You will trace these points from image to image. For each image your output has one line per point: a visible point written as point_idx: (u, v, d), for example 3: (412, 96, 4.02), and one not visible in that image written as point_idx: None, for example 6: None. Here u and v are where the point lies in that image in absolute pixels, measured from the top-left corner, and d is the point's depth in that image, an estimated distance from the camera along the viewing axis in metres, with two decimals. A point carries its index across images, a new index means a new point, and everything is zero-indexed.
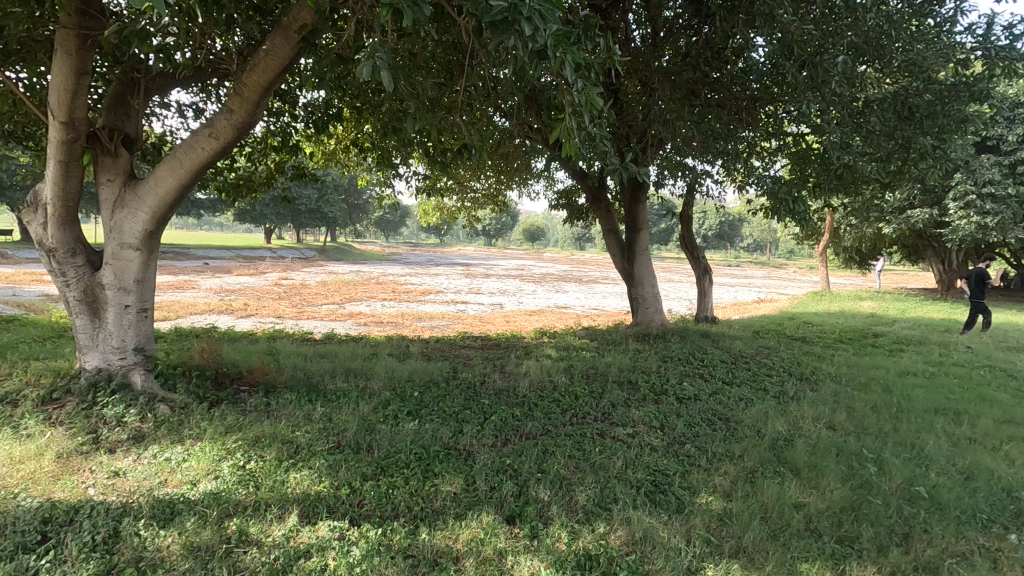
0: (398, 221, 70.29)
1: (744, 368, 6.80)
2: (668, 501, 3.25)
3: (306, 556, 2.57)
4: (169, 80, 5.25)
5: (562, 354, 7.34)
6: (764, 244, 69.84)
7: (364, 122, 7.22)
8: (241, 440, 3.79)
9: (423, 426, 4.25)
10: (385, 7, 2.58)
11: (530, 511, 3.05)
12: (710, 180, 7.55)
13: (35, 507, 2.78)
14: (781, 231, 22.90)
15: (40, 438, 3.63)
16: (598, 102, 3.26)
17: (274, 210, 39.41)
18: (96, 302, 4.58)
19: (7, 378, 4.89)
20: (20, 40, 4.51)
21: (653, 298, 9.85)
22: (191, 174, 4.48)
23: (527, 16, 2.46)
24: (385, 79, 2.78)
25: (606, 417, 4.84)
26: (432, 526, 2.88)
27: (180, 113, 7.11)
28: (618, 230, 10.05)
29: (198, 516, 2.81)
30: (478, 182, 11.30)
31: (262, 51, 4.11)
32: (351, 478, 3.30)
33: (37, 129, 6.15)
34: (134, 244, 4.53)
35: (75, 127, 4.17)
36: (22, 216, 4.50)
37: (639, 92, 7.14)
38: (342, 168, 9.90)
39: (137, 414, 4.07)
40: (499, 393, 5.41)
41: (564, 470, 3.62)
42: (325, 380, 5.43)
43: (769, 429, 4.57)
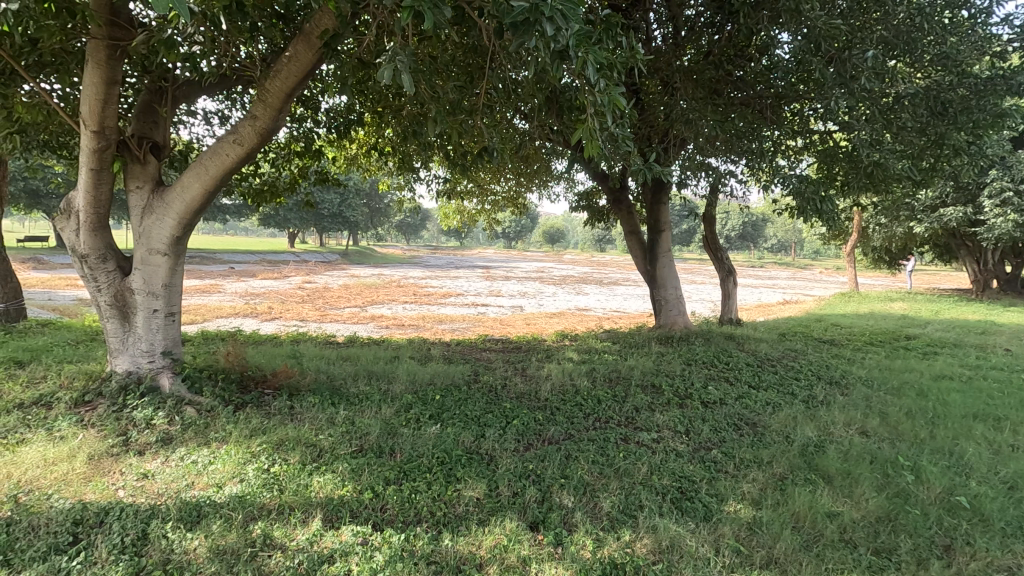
0: (419, 224, 70.83)
1: (771, 372, 6.66)
2: (695, 508, 3.17)
3: (331, 561, 2.57)
4: (196, 87, 5.33)
5: (584, 357, 7.28)
6: (789, 245, 68.56)
7: (384, 127, 7.26)
8: (265, 443, 3.82)
9: (446, 430, 4.24)
10: (406, 10, 2.57)
11: (554, 517, 3.01)
12: (734, 180, 7.41)
13: (68, 509, 2.84)
14: (807, 231, 22.43)
15: (72, 440, 3.72)
16: (621, 102, 3.21)
17: (298, 215, 40.04)
18: (125, 306, 4.68)
19: (42, 381, 5.03)
20: (53, 51, 4.59)
21: (676, 300, 9.71)
22: (217, 179, 4.54)
23: (549, 16, 2.43)
24: (406, 82, 2.77)
25: (630, 422, 4.77)
26: (455, 532, 2.86)
27: (206, 120, 7.25)
28: (640, 232, 9.94)
29: (223, 519, 2.84)
30: (497, 185, 11.30)
31: (286, 58, 4.15)
32: (374, 483, 3.30)
33: (70, 139, 6.33)
34: (162, 249, 4.62)
35: (106, 136, 4.26)
36: (55, 223, 4.62)
37: (661, 93, 7.09)
38: (364, 172, 9.99)
39: (165, 417, 4.15)
40: (521, 396, 5.37)
41: (588, 476, 3.56)
42: (348, 384, 5.46)
43: (798, 434, 4.44)
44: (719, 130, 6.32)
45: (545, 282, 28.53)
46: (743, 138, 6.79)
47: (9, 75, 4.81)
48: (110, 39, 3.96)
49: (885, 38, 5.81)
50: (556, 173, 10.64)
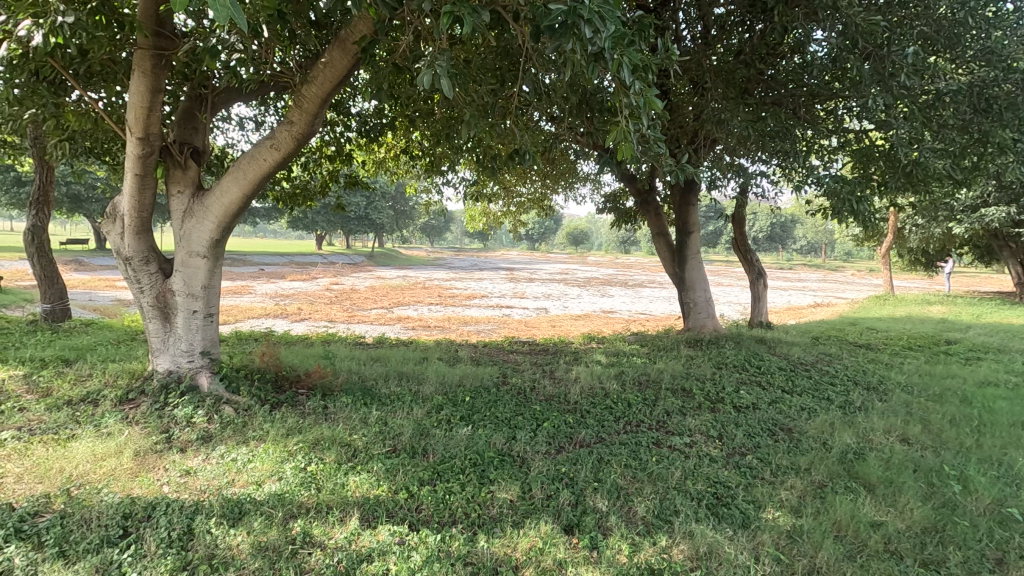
0: (444, 226, 71.32)
1: (806, 377, 6.50)
2: (732, 515, 3.12)
3: (368, 560, 2.60)
4: (235, 94, 5.46)
5: (613, 360, 7.23)
6: (819, 246, 67.03)
7: (414, 130, 7.33)
8: (302, 442, 3.89)
9: (477, 432, 4.26)
10: (445, 15, 2.61)
11: (590, 521, 3.00)
12: (766, 181, 7.27)
13: (117, 503, 2.94)
14: (839, 233, 21.89)
15: (119, 436, 3.84)
16: (657, 104, 3.21)
17: (325, 217, 40.79)
18: (167, 307, 4.83)
19: (87, 379, 5.21)
20: (100, 62, 4.75)
21: (706, 304, 9.57)
22: (255, 183, 4.66)
23: (588, 17, 2.44)
24: (444, 86, 2.81)
25: (661, 426, 4.72)
26: (490, 533, 2.87)
27: (241, 126, 7.42)
28: (669, 234, 9.83)
29: (264, 517, 2.90)
30: (524, 187, 11.31)
31: (321, 64, 4.23)
32: (408, 483, 3.34)
33: (113, 145, 6.54)
34: (202, 252, 4.75)
35: (150, 143, 4.40)
36: (101, 227, 4.78)
37: (690, 93, 7.01)
38: (392, 176, 10.12)
39: (204, 415, 4.26)
40: (551, 399, 5.35)
41: (622, 480, 3.54)
42: (379, 384, 5.52)
43: (837, 441, 4.34)
44: (751, 130, 6.23)
45: (569, 283, 28.50)
46: (776, 138, 6.66)
47: (60, 84, 4.99)
48: (156, 49, 4.08)
49: (925, 34, 5.66)
50: (582, 175, 10.62)
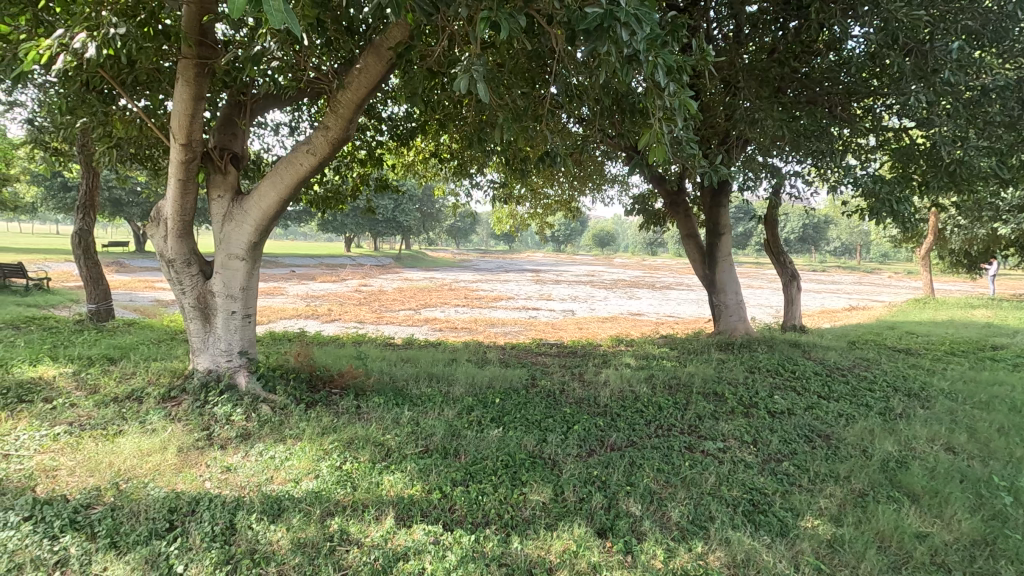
0: (470, 228, 71.68)
1: (843, 382, 6.33)
2: (770, 522, 3.06)
3: (404, 559, 2.63)
4: (272, 101, 5.61)
5: (642, 363, 7.16)
6: (854, 247, 65.17)
7: (443, 133, 7.40)
8: (337, 441, 3.97)
9: (508, 433, 4.28)
10: (483, 21, 2.64)
11: (623, 524, 2.98)
12: (800, 181, 7.13)
13: (163, 497, 3.05)
14: (876, 233, 21.22)
15: (162, 432, 3.97)
16: (693, 105, 3.19)
17: (354, 220, 41.41)
18: (207, 308, 4.97)
19: (132, 377, 5.41)
20: (147, 72, 4.92)
21: (737, 307, 9.39)
22: (292, 187, 4.77)
23: (625, 20, 2.45)
24: (481, 90, 2.84)
25: (693, 430, 4.65)
26: (523, 535, 2.88)
27: (275, 131, 7.59)
28: (699, 236, 9.69)
29: (302, 513, 2.97)
30: (551, 189, 11.31)
31: (356, 70, 4.33)
32: (442, 483, 3.38)
33: (155, 152, 6.77)
34: (241, 254, 4.89)
35: (193, 149, 4.54)
36: (146, 230, 4.95)
37: (721, 92, 6.91)
38: (420, 179, 10.22)
39: (243, 414, 4.38)
40: (581, 402, 5.35)
41: (654, 484, 3.51)
42: (409, 385, 5.59)
43: (878, 449, 4.22)
44: (785, 130, 6.10)
45: (597, 285, 28.30)
46: (811, 137, 6.50)
47: (108, 93, 5.21)
48: (198, 58, 4.22)
49: (970, 28, 5.48)
50: (611, 176, 10.56)
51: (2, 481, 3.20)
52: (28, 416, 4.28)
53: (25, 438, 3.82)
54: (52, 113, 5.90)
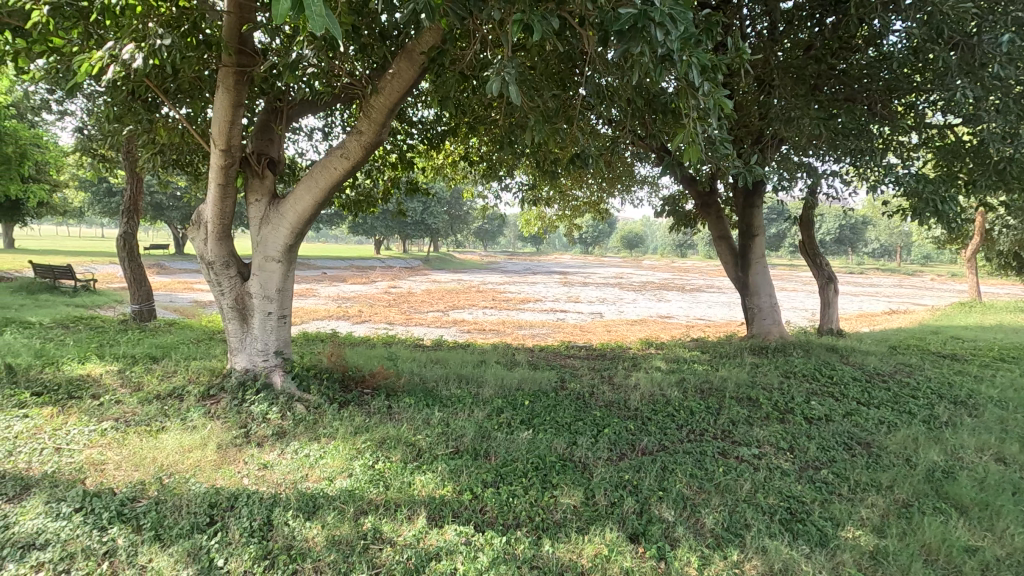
0: (497, 231, 71.92)
1: (884, 388, 6.12)
2: (808, 532, 2.98)
3: (436, 559, 2.65)
4: (307, 107, 5.73)
5: (673, 366, 7.06)
6: (894, 249, 62.96)
7: (472, 136, 7.45)
8: (370, 440, 4.03)
9: (538, 436, 4.27)
10: (516, 24, 2.66)
11: (655, 530, 2.94)
12: (837, 181, 6.93)
13: (204, 493, 3.14)
14: (918, 234, 20.46)
15: (202, 429, 4.10)
16: (728, 105, 3.14)
17: (384, 223, 42.03)
18: (245, 309, 5.10)
19: (173, 375, 5.60)
20: (189, 80, 5.09)
21: (771, 310, 9.17)
22: (326, 191, 4.87)
23: (659, 19, 2.43)
24: (512, 92, 2.86)
25: (727, 436, 4.56)
26: (555, 538, 2.87)
27: (309, 136, 7.76)
28: (731, 237, 9.51)
29: (337, 511, 3.02)
30: (580, 191, 11.26)
31: (389, 76, 4.39)
32: (473, 484, 3.39)
33: (195, 158, 6.99)
34: (277, 256, 5.01)
35: (232, 154, 4.68)
36: (187, 233, 5.11)
37: (755, 91, 6.77)
38: (449, 182, 10.30)
39: (278, 412, 4.49)
40: (610, 405, 5.30)
41: (687, 490, 3.46)
42: (439, 386, 5.64)
43: (922, 458, 4.07)
44: (823, 128, 5.94)
45: (626, 287, 27.99)
46: (850, 136, 6.32)
47: (152, 101, 5.41)
48: (238, 66, 4.34)
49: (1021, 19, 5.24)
50: (640, 177, 10.46)
51: (54, 473, 3.34)
52: (77, 411, 4.47)
53: (76, 433, 3.99)
54: (100, 122, 6.15)
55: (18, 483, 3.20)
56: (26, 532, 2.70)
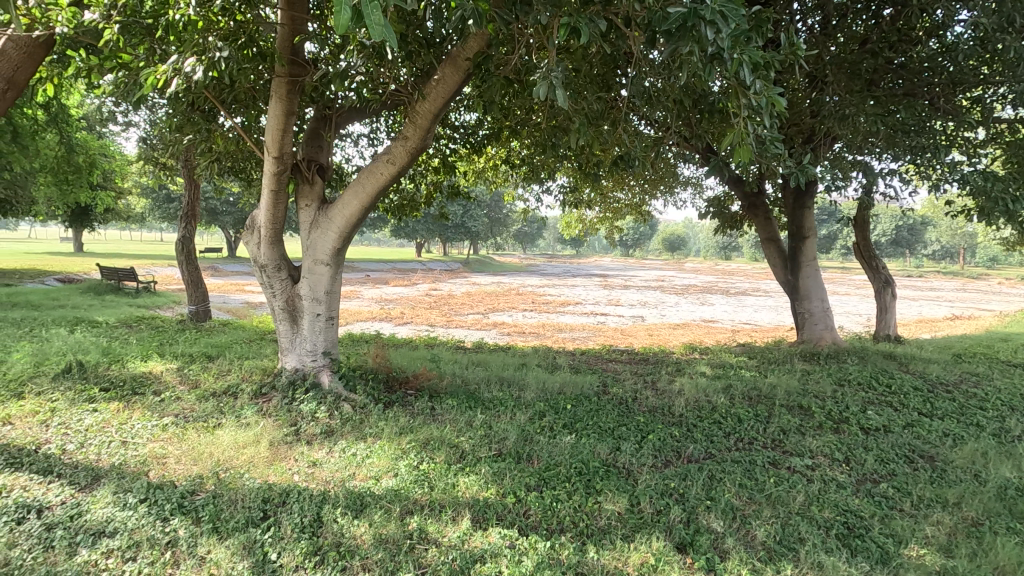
0: (536, 234, 71.92)
1: (948, 398, 5.79)
2: (868, 549, 2.84)
3: (482, 561, 2.66)
4: (355, 114, 5.88)
5: (719, 372, 6.87)
6: (956, 250, 59.51)
7: (514, 140, 7.49)
8: (414, 441, 4.08)
9: (581, 441, 4.23)
10: (563, 28, 2.67)
11: (704, 540, 2.86)
12: (896, 180, 6.62)
13: (258, 488, 3.26)
14: (985, 235, 19.27)
15: (256, 427, 4.25)
16: (781, 103, 3.04)
17: (425, 225, 42.72)
18: (295, 310, 5.27)
19: (228, 373, 5.84)
20: (245, 91, 5.30)
21: (823, 314, 8.83)
22: (372, 196, 4.98)
23: (709, 17, 2.37)
24: (559, 95, 2.86)
25: (778, 445, 4.40)
26: (599, 545, 2.83)
27: (355, 142, 7.95)
28: (781, 239, 9.19)
29: (384, 511, 3.07)
30: (622, 193, 11.13)
31: (434, 81, 4.46)
32: (516, 488, 3.39)
33: (248, 165, 7.27)
34: (325, 259, 5.16)
35: (284, 161, 4.84)
36: (242, 238, 5.31)
37: (806, 89, 6.54)
38: (491, 185, 10.35)
39: (327, 411, 4.61)
40: (654, 411, 5.21)
41: (736, 500, 3.35)
42: (482, 388, 5.67)
43: (993, 474, 3.82)
44: (881, 125, 5.68)
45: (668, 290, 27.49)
46: (910, 133, 6.02)
47: (210, 111, 5.65)
48: (290, 76, 4.48)
49: None
50: (684, 178, 10.25)
51: (121, 466, 3.53)
52: (141, 407, 4.71)
53: (140, 427, 4.21)
54: (162, 132, 6.48)
55: (89, 473, 3.40)
56: (97, 520, 2.87)
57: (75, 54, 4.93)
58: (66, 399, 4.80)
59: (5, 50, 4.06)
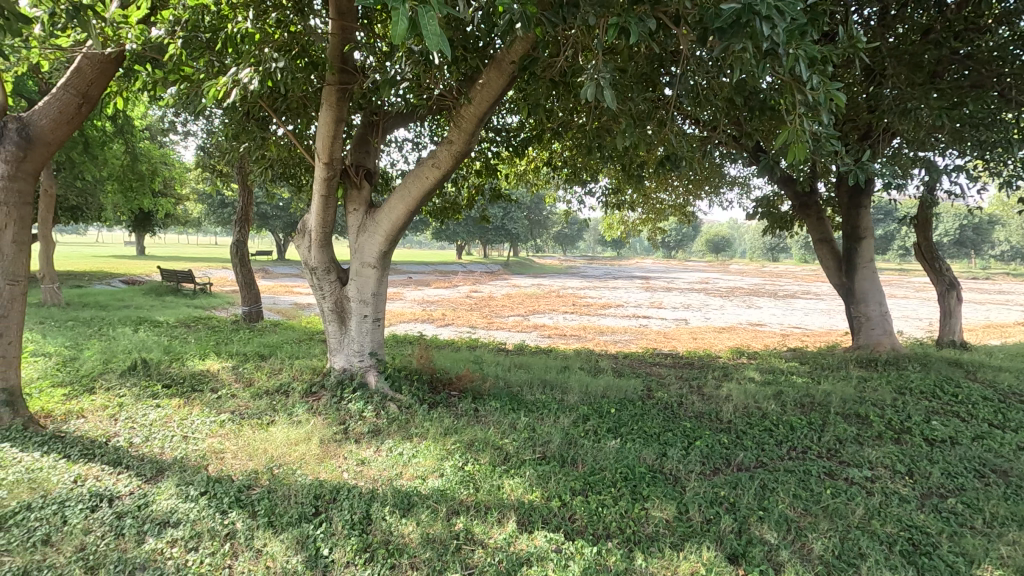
0: (576, 236, 71.56)
1: (1021, 409, 5.42)
2: (936, 567, 2.69)
3: (528, 564, 2.66)
4: (401, 119, 6.01)
5: (768, 378, 6.65)
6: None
7: (555, 142, 7.48)
8: (458, 442, 4.12)
9: (626, 446, 4.17)
10: (611, 28, 2.64)
11: (757, 552, 2.77)
12: (961, 177, 6.27)
13: (310, 484, 3.36)
14: None
15: (307, 424, 4.38)
16: (839, 99, 2.91)
17: (466, 228, 43.20)
18: (343, 311, 5.40)
19: (280, 372, 6.04)
20: (297, 99, 5.48)
21: (881, 319, 8.42)
22: (418, 200, 5.06)
23: (765, 13, 2.28)
24: (608, 96, 2.84)
25: (833, 455, 4.23)
26: (647, 552, 2.78)
27: (400, 147, 8.11)
28: (834, 240, 8.82)
29: (430, 510, 3.11)
30: (665, 194, 10.93)
31: (479, 86, 4.51)
32: (561, 492, 3.37)
33: (298, 171, 7.51)
34: (373, 262, 5.28)
35: (334, 167, 4.98)
36: (293, 241, 5.49)
37: (862, 83, 6.27)
38: (532, 188, 10.36)
39: (373, 411, 4.72)
40: (700, 416, 5.09)
41: (790, 511, 3.23)
42: (524, 391, 5.67)
43: None
44: (945, 120, 5.39)
45: (712, 292, 26.87)
46: (978, 127, 5.69)
47: (264, 120, 5.88)
48: (340, 83, 4.60)
49: None
50: (730, 178, 9.98)
51: (183, 459, 3.71)
52: (200, 403, 4.94)
53: (199, 423, 4.41)
54: (219, 141, 6.77)
55: (154, 465, 3.59)
56: (162, 510, 3.02)
57: (142, 68, 5.22)
58: (132, 394, 5.08)
59: (81, 67, 4.30)
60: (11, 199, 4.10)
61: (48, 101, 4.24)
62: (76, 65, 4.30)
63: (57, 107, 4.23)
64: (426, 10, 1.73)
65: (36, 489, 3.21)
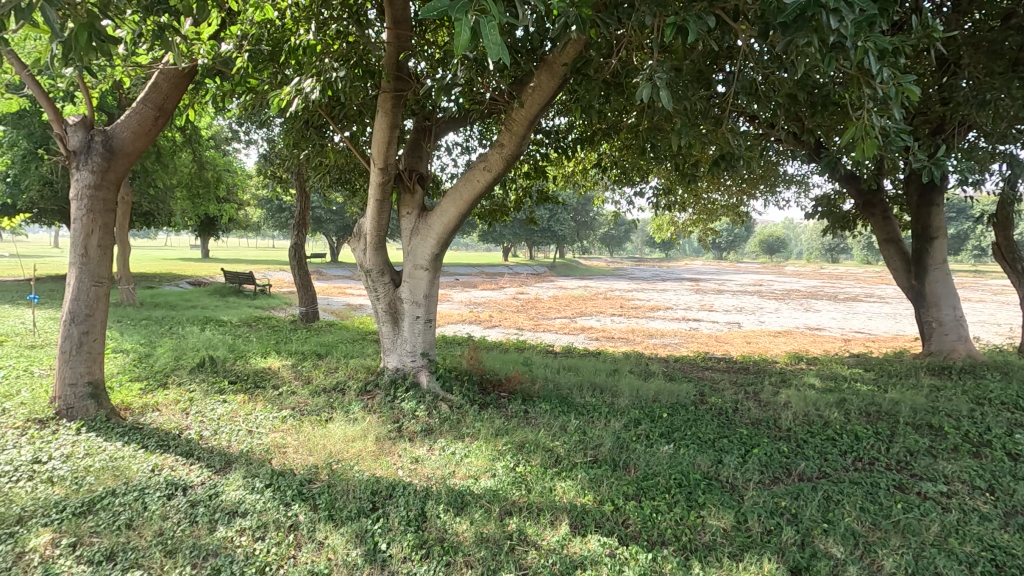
0: (623, 237, 70.64)
1: None
2: None
3: (582, 567, 2.65)
4: (453, 124, 6.11)
5: (830, 385, 6.34)
6: None
7: (604, 143, 7.43)
8: (509, 443, 4.15)
9: (680, 451, 4.09)
10: (669, 27, 2.60)
11: (822, 565, 2.66)
12: None
13: (367, 480, 3.46)
14: None
15: (362, 422, 4.52)
16: (913, 92, 2.75)
17: (512, 231, 43.42)
18: (396, 312, 5.54)
19: (336, 371, 6.25)
20: (354, 108, 5.66)
21: (956, 324, 7.90)
22: (469, 203, 5.13)
23: (832, 6, 2.19)
24: (663, 96, 2.80)
25: (904, 468, 4.00)
26: (705, 561, 2.72)
27: (450, 151, 8.23)
28: (902, 240, 8.35)
29: (483, 509, 3.15)
30: (718, 193, 10.64)
31: (530, 88, 4.53)
32: (614, 496, 3.34)
33: (352, 176, 7.75)
34: (425, 264, 5.39)
35: (388, 172, 5.11)
36: (350, 244, 5.67)
37: (935, 73, 5.93)
38: (580, 189, 10.30)
39: (425, 410, 4.81)
40: (757, 423, 4.92)
41: (858, 525, 3.08)
42: (574, 394, 5.64)
43: None
44: None
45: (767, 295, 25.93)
46: None
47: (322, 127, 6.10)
48: (395, 91, 4.72)
49: None
50: (788, 176, 9.61)
51: (249, 452, 3.90)
52: (262, 399, 5.18)
53: (263, 418, 4.63)
54: (280, 148, 7.08)
55: (222, 458, 3.79)
56: (231, 500, 3.19)
57: (212, 82, 5.52)
58: (201, 390, 5.38)
59: (158, 82, 4.57)
60: (97, 207, 4.44)
61: (128, 115, 4.53)
62: (153, 80, 4.57)
63: (137, 121, 4.53)
64: (488, 19, 1.75)
65: (119, 476, 3.45)
